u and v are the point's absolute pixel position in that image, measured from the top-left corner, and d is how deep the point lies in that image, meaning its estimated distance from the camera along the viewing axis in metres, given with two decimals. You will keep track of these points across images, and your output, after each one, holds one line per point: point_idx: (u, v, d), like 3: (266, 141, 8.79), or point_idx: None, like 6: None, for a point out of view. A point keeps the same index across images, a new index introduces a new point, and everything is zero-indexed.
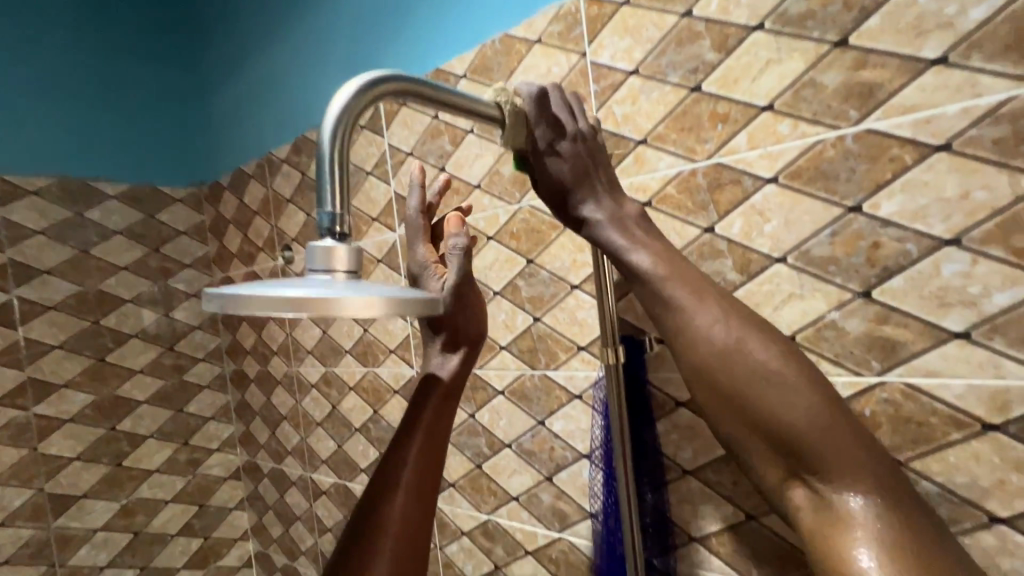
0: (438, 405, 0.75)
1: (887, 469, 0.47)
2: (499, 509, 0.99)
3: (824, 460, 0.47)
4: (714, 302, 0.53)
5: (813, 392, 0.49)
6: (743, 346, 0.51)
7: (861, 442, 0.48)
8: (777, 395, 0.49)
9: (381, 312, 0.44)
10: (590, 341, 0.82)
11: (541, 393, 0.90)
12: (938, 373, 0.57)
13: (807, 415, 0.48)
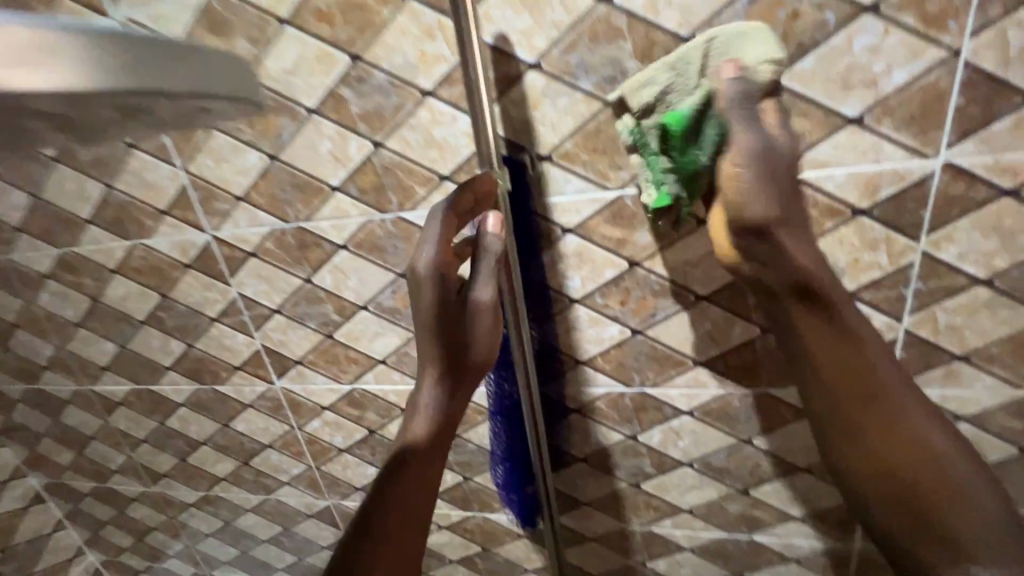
0: (437, 411, 0.66)
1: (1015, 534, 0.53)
2: (364, 376, 0.86)
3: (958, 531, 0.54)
4: (882, 373, 0.57)
5: (963, 473, 0.55)
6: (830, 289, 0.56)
7: (932, 455, 0.56)
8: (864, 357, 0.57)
9: (71, 64, 0.24)
10: (455, 169, 0.65)
11: (397, 242, 0.72)
12: (826, 165, 0.55)
13: (943, 470, 0.55)
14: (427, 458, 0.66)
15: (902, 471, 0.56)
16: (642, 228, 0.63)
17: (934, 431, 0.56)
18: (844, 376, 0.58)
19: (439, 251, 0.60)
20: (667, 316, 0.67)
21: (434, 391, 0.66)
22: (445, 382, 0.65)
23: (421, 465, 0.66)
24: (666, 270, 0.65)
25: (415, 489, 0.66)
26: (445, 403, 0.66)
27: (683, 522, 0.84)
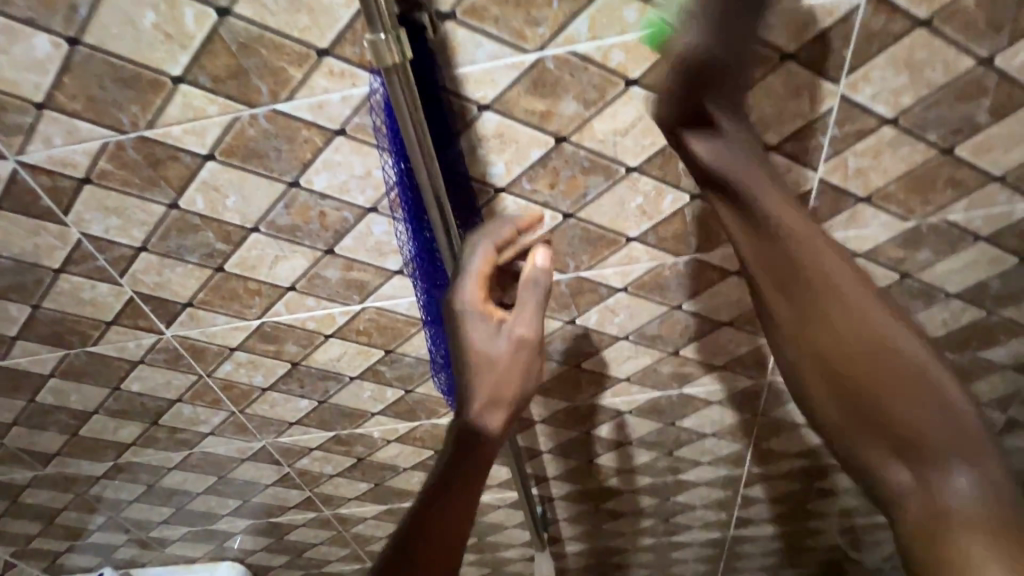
0: (490, 369, 0.56)
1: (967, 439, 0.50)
2: (273, 308, 0.76)
3: (916, 443, 0.50)
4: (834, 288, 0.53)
5: (927, 397, 0.50)
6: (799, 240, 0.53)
7: (942, 413, 0.50)
8: (829, 288, 0.53)
9: None
10: (335, 39, 0.51)
11: (278, 144, 0.59)
12: None
13: (908, 350, 0.52)
14: (476, 433, 0.57)
15: (833, 369, 0.53)
16: (566, 97, 0.56)
17: (913, 374, 0.51)
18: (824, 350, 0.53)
19: (475, 287, 0.56)
20: (600, 194, 0.64)
21: (491, 338, 0.56)
22: (491, 343, 0.57)
23: (469, 449, 0.57)
24: (596, 143, 0.60)
25: (486, 441, 0.57)
26: (484, 357, 0.56)
27: (621, 391, 0.90)
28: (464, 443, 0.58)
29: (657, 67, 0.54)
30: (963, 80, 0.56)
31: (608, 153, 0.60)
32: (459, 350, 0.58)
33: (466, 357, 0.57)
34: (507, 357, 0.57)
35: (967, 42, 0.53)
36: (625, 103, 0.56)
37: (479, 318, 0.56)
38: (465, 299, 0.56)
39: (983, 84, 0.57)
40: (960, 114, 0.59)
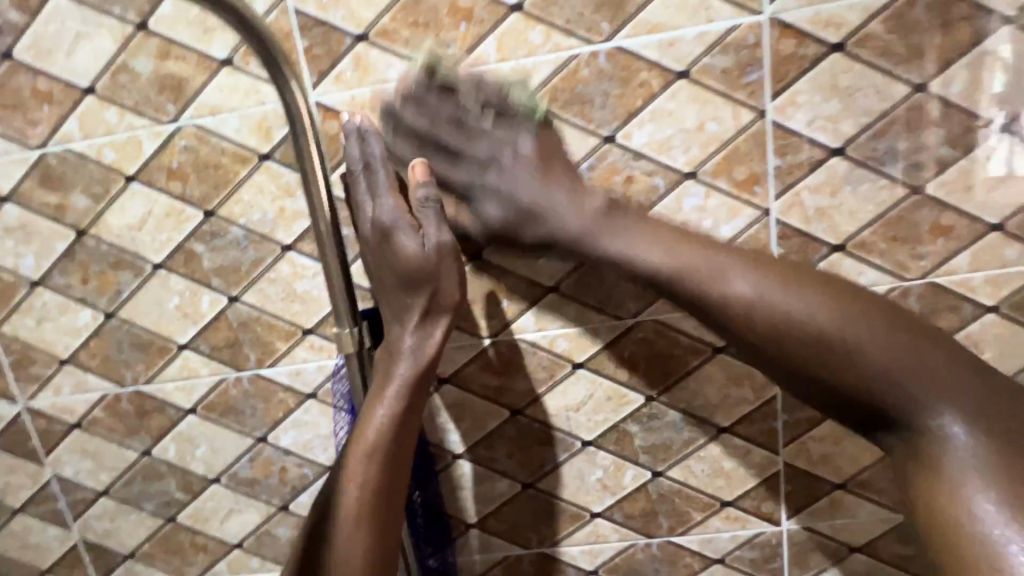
0: (423, 276, 0.53)
1: (910, 391, 0.43)
2: (214, 567, 0.71)
3: (901, 398, 0.43)
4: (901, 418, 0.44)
5: (900, 356, 0.44)
6: (795, 291, 0.47)
7: (914, 355, 0.44)
8: (828, 298, 0.47)
9: None
10: (319, 322, 0.61)
11: (254, 402, 0.64)
12: None
13: (873, 348, 0.45)
14: (397, 353, 0.54)
15: (890, 384, 0.44)
16: (519, 375, 0.60)
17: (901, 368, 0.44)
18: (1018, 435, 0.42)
19: (394, 202, 0.52)
20: (558, 465, 0.63)
21: (414, 246, 0.52)
22: (406, 239, 0.52)
23: (400, 374, 0.53)
24: (550, 416, 0.62)
25: (411, 371, 0.53)
26: (395, 237, 0.52)
27: None
28: (383, 377, 0.54)
29: (599, 354, 0.59)
30: None
31: (563, 426, 0.62)
32: (368, 236, 0.54)
33: (388, 271, 0.53)
34: (429, 264, 0.53)
35: None
36: (574, 381, 0.60)
37: (384, 224, 0.52)
38: (378, 237, 0.53)
39: None
40: None
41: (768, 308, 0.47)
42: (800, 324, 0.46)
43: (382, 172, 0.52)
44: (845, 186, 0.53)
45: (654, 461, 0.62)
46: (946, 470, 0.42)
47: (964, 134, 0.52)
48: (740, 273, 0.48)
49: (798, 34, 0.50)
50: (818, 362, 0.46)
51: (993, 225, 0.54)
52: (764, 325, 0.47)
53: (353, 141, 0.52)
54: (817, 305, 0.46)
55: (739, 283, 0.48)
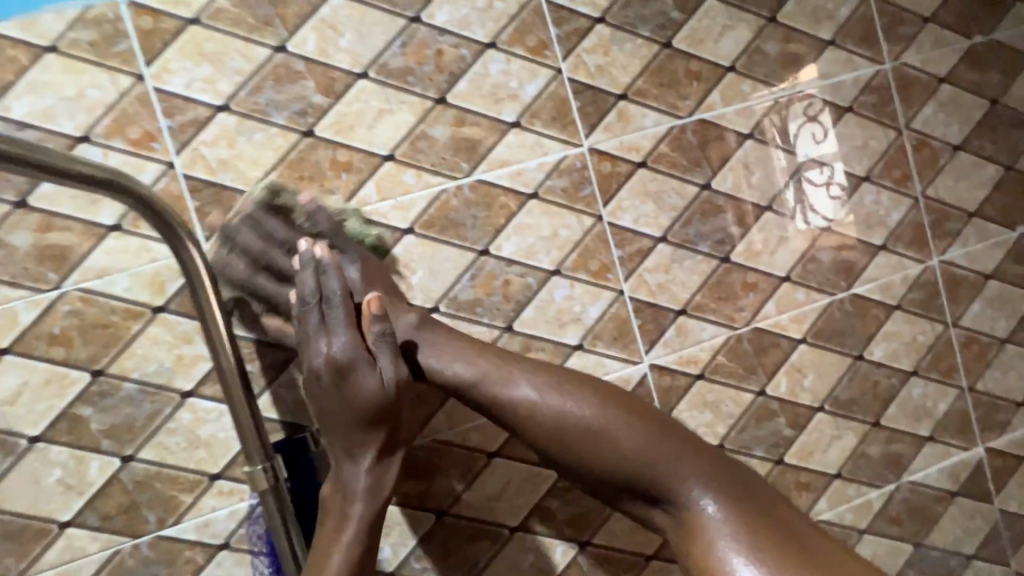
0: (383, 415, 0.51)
1: (650, 466, 0.45)
2: None
3: (653, 475, 0.45)
4: (673, 470, 0.45)
5: (653, 428, 0.47)
6: (579, 396, 0.48)
7: (660, 432, 0.46)
8: (597, 401, 0.48)
9: None
10: (227, 464, 0.59)
11: (156, 570, 0.59)
12: None
13: (626, 439, 0.46)
14: (352, 494, 0.51)
15: (632, 471, 0.46)
16: (439, 475, 0.63)
17: (637, 436, 0.46)
18: (787, 526, 0.43)
19: (351, 336, 0.51)
20: (491, 559, 0.64)
21: (373, 382, 0.51)
22: (363, 371, 0.51)
23: (355, 518, 0.51)
24: (475, 511, 0.64)
25: (367, 512, 0.51)
26: (350, 373, 0.51)
27: None
28: (337, 521, 0.51)
29: (508, 441, 0.64)
30: (755, 407, 0.70)
31: (488, 518, 0.64)
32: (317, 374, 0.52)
33: (340, 406, 0.51)
34: (389, 401, 0.51)
35: (740, 382, 0.69)
36: (491, 471, 0.64)
37: (338, 358, 0.51)
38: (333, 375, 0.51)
39: (772, 407, 0.71)
40: (771, 431, 0.71)
41: (607, 423, 0.47)
42: (573, 423, 0.48)
43: (338, 310, 0.52)
44: (673, 263, 0.68)
45: (579, 531, 0.66)
46: (706, 539, 0.42)
47: (744, 214, 0.69)
48: (523, 378, 0.50)
49: (611, 158, 0.66)
50: (604, 457, 0.46)
51: (783, 277, 0.70)
52: (571, 455, 0.47)
53: (309, 275, 0.52)
54: (638, 421, 0.47)
55: (522, 386, 0.49)
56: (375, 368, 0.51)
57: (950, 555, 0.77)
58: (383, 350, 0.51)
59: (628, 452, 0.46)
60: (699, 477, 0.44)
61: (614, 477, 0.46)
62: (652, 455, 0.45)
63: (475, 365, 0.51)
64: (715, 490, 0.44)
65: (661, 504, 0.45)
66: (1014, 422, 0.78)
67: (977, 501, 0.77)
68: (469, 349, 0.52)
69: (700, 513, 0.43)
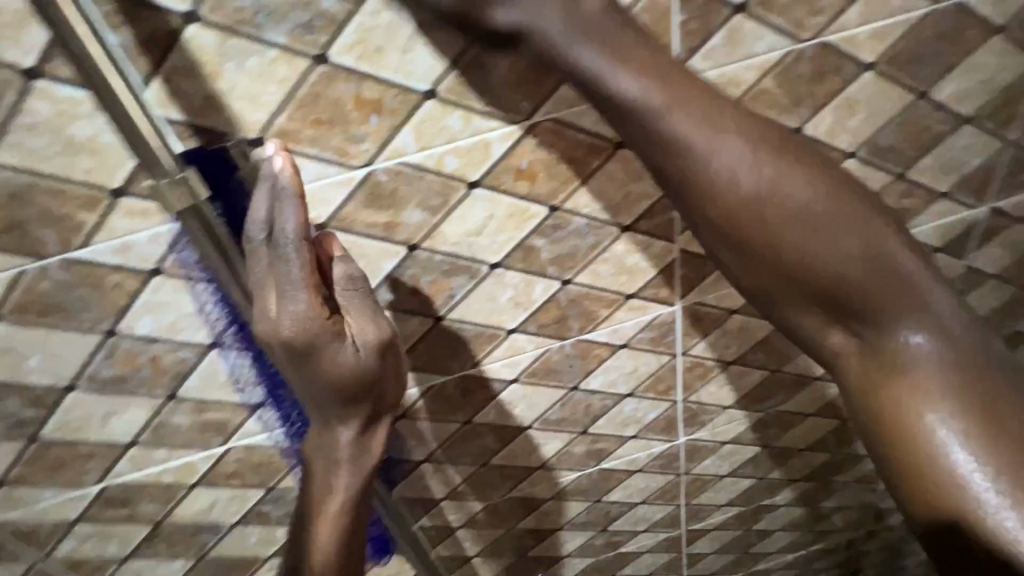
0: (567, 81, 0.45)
1: (857, 307, 0.45)
2: (112, 469, 0.65)
3: (833, 294, 0.45)
4: (906, 306, 0.44)
5: (847, 233, 0.44)
6: (814, 186, 0.44)
7: (900, 290, 0.44)
8: (792, 168, 0.44)
9: None
10: (128, 178, 0.46)
11: (81, 293, 0.51)
12: (579, 100, 0.51)
13: (841, 250, 0.44)
14: (336, 458, 0.57)
15: (838, 295, 0.44)
16: (409, 205, 0.53)
17: (841, 246, 0.44)
18: (995, 393, 0.43)
19: (312, 314, 0.47)
20: (467, 293, 0.60)
21: (347, 351, 0.50)
22: (334, 347, 0.50)
23: (345, 477, 0.58)
24: (451, 246, 0.57)
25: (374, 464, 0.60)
26: (317, 353, 0.49)
27: (543, 478, 0.85)
28: (325, 474, 0.58)
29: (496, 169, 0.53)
30: None
31: (465, 253, 0.58)
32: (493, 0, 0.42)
33: (311, 380, 0.51)
34: (370, 362, 0.52)
35: (778, 116, 0.57)
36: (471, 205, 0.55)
37: (341, 357, 0.50)
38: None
39: None
40: None
41: (776, 217, 0.44)
42: (807, 251, 0.44)
43: (294, 266, 0.45)
44: None
45: (562, 271, 0.62)
46: (921, 381, 0.44)
47: None
48: (732, 152, 0.43)
49: None
50: (838, 280, 0.44)
51: None
52: (752, 234, 0.44)
53: (294, 254, 0.45)
54: (863, 213, 0.45)
55: (728, 157, 0.43)
56: (342, 343, 0.50)
57: None
58: (353, 309, 0.50)
59: (842, 247, 0.44)
60: (857, 230, 0.44)
61: (825, 264, 0.44)
62: (870, 269, 0.44)
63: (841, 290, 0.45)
64: (804, 175, 0.45)
65: (849, 328, 0.46)
66: None
67: (951, 257, 0.77)
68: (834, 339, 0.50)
69: (897, 341, 0.45)
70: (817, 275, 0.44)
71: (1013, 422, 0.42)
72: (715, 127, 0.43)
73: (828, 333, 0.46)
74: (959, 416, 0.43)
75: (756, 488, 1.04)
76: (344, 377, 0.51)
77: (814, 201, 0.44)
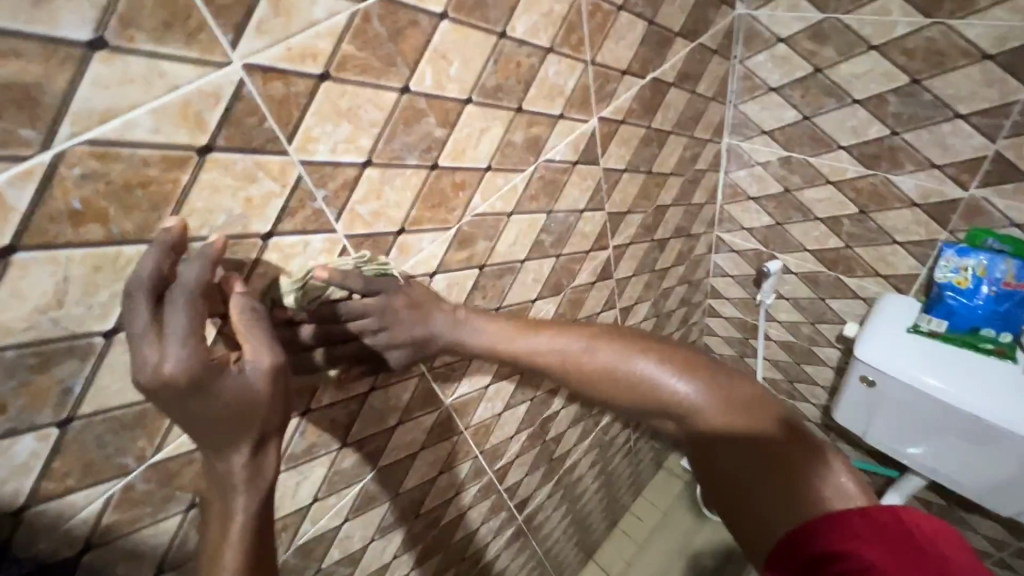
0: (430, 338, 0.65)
1: (637, 385, 0.70)
2: None
3: (633, 389, 0.70)
4: (618, 360, 0.71)
5: (608, 340, 0.72)
6: (580, 337, 0.72)
7: (620, 347, 0.72)
8: (568, 330, 0.73)
9: None
10: None
11: None
12: (115, 111, 0.41)
13: (605, 358, 0.71)
14: (229, 486, 0.48)
15: (607, 374, 0.71)
16: None
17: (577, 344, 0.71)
18: (759, 426, 0.63)
19: (197, 351, 0.43)
20: (91, 377, 0.47)
21: (241, 378, 0.46)
22: (222, 377, 0.45)
23: (241, 508, 0.48)
24: (25, 332, 0.43)
25: (246, 541, 0.48)
26: (207, 382, 0.44)
27: (323, 508, 0.78)
28: (222, 515, 0.48)
29: (33, 220, 0.40)
30: (401, 108, 0.59)
31: (55, 334, 0.44)
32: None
33: (191, 405, 0.44)
34: (265, 394, 0.47)
35: (378, 79, 0.55)
36: (22, 275, 0.41)
37: (234, 382, 0.46)
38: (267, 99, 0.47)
39: (418, 106, 0.60)
40: (422, 135, 0.62)
41: (562, 363, 0.71)
42: (612, 377, 0.71)
43: (179, 310, 0.43)
44: None
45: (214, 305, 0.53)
46: (725, 436, 0.64)
47: None
48: (569, 340, 0.72)
49: None
50: (616, 384, 0.70)
51: None
52: (566, 372, 0.71)
53: (195, 273, 0.45)
54: (645, 349, 0.71)
55: (575, 346, 0.71)
56: (235, 385, 0.46)
57: (570, 213, 0.93)
58: (253, 324, 0.49)
59: (592, 340, 0.72)
60: (578, 336, 0.72)
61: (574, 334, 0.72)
62: (650, 379, 0.69)
63: (573, 337, 0.72)
64: (587, 344, 0.72)
65: (671, 419, 0.69)
66: (619, 91, 0.88)
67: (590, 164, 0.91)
68: (576, 334, 0.73)
69: (693, 397, 0.67)
70: (622, 392, 0.70)
71: (773, 456, 0.60)
72: (530, 338, 0.72)
73: (642, 379, 0.69)
74: (739, 459, 0.62)
75: (534, 406, 1.15)
76: (234, 417, 0.46)
77: (572, 347, 0.71)
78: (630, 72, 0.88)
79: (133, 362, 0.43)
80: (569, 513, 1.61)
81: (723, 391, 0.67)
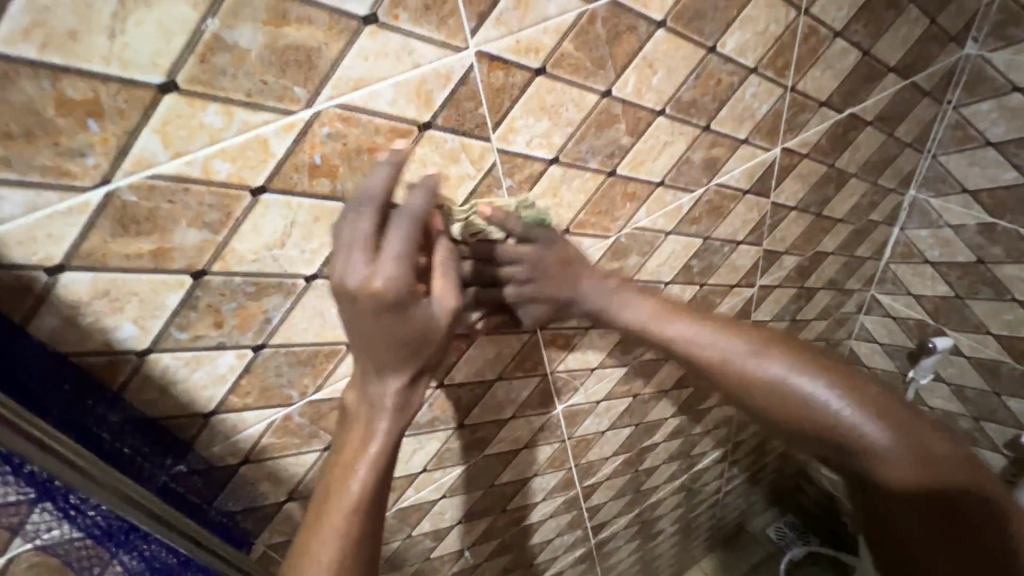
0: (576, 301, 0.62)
1: (783, 397, 0.56)
2: None
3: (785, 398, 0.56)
4: (773, 353, 0.58)
5: (757, 334, 0.61)
6: (726, 334, 0.61)
7: (776, 346, 0.59)
8: (705, 319, 0.63)
9: None
10: None
11: None
12: (366, 80, 0.45)
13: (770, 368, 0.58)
14: (379, 406, 0.51)
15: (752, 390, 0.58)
16: (180, 225, 0.43)
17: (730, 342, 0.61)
18: (931, 455, 0.48)
19: (404, 272, 0.44)
20: (287, 313, 0.53)
21: (427, 311, 0.47)
22: (416, 304, 0.46)
23: (382, 429, 0.50)
24: (252, 263, 0.48)
25: (375, 468, 0.49)
26: (404, 306, 0.46)
27: (427, 479, 0.81)
28: (364, 426, 0.51)
29: (283, 168, 0.45)
30: (598, 112, 0.58)
31: (272, 271, 0.50)
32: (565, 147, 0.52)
33: (388, 318, 0.46)
34: (442, 333, 0.49)
35: (585, 80, 0.55)
36: (263, 214, 0.46)
37: (423, 312, 0.47)
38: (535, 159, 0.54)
39: (614, 111, 0.60)
40: (609, 140, 0.62)
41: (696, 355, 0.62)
42: (759, 376, 0.58)
43: (399, 225, 0.44)
44: None
45: None
46: (875, 460, 0.50)
47: None
48: (683, 324, 0.63)
49: None
50: (755, 383, 0.58)
51: None
52: (705, 373, 0.62)
53: (420, 201, 0.44)
54: (799, 351, 0.58)
55: (686, 330, 0.62)
56: (422, 316, 0.47)
57: (725, 243, 0.88)
58: (447, 264, 0.49)
59: (742, 332, 0.61)
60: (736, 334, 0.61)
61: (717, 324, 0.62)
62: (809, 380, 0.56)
63: (707, 325, 0.62)
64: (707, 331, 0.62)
65: (810, 421, 0.54)
66: (810, 123, 0.81)
67: (759, 196, 0.85)
68: (710, 323, 0.62)
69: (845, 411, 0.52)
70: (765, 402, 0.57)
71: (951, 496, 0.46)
72: (657, 319, 0.64)
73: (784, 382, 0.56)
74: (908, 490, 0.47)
75: (636, 433, 1.10)
76: (409, 348, 0.48)
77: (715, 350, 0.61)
78: (828, 104, 0.80)
79: (343, 262, 0.44)
80: (639, 549, 1.53)
81: (886, 408, 0.52)
